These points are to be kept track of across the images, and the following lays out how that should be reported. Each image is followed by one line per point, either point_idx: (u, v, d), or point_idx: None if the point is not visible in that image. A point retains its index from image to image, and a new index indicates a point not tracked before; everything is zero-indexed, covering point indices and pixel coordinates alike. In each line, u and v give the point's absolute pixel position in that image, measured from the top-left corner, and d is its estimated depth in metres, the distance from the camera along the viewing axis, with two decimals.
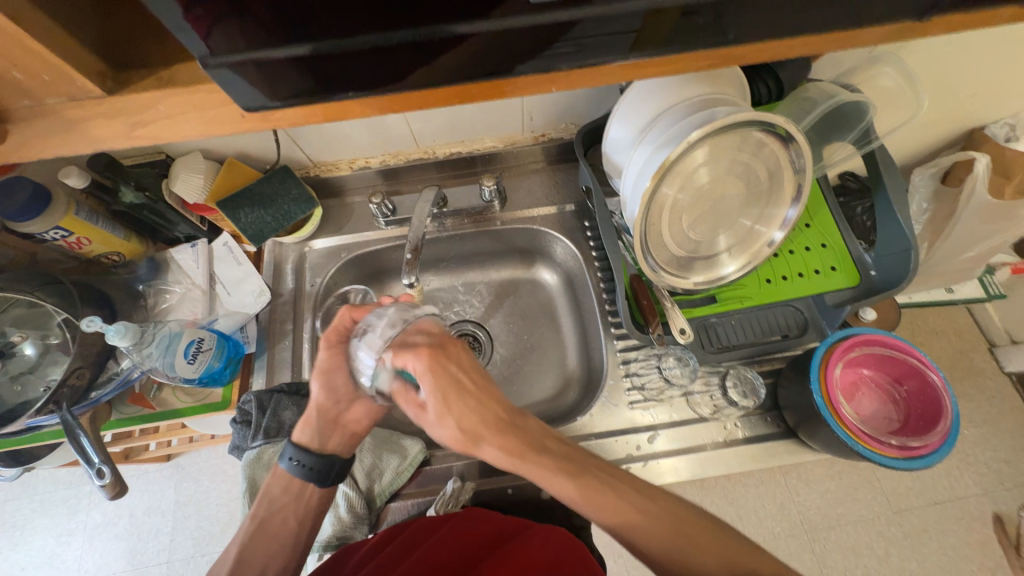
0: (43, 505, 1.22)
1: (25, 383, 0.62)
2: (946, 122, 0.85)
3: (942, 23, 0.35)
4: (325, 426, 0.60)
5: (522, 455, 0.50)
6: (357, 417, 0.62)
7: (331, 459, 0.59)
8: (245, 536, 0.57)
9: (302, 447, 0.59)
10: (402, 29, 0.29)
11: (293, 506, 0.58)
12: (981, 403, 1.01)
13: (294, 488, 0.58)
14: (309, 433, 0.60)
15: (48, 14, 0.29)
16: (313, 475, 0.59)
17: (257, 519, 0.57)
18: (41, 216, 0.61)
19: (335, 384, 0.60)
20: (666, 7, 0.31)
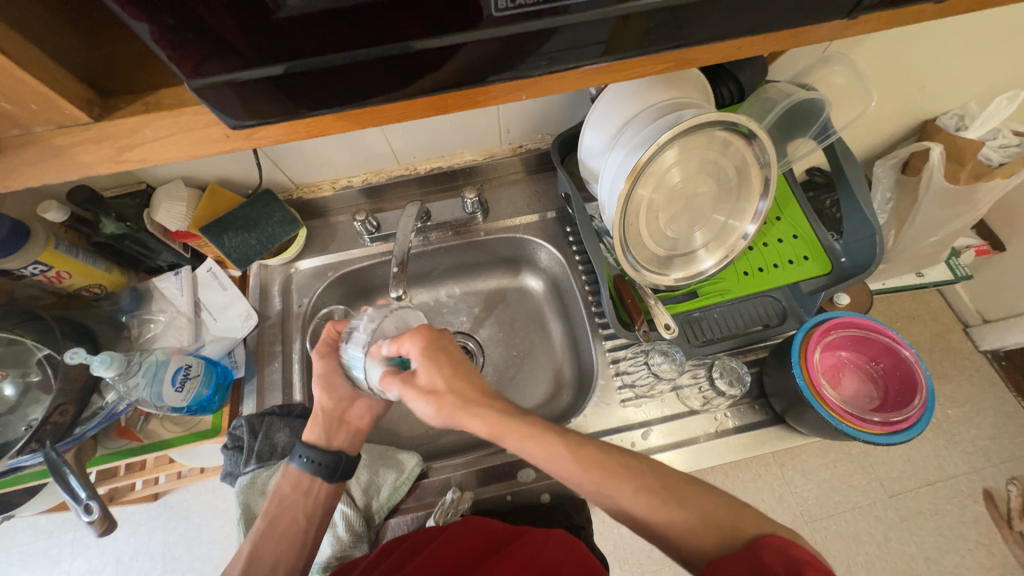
0: (22, 557, 1.16)
1: (4, 424, 0.60)
2: (901, 115, 0.90)
3: (878, 21, 0.38)
4: (331, 424, 0.61)
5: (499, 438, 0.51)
6: (360, 413, 0.63)
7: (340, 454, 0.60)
8: (256, 537, 0.57)
9: (311, 446, 0.59)
10: (373, 46, 0.31)
11: (301, 504, 0.58)
12: (961, 383, 1.05)
13: (304, 485, 0.59)
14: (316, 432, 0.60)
15: (34, 45, 0.29)
16: (324, 471, 0.59)
17: (268, 516, 0.57)
18: (20, 251, 0.61)
19: (336, 385, 0.62)
20: (636, 13, 0.33)
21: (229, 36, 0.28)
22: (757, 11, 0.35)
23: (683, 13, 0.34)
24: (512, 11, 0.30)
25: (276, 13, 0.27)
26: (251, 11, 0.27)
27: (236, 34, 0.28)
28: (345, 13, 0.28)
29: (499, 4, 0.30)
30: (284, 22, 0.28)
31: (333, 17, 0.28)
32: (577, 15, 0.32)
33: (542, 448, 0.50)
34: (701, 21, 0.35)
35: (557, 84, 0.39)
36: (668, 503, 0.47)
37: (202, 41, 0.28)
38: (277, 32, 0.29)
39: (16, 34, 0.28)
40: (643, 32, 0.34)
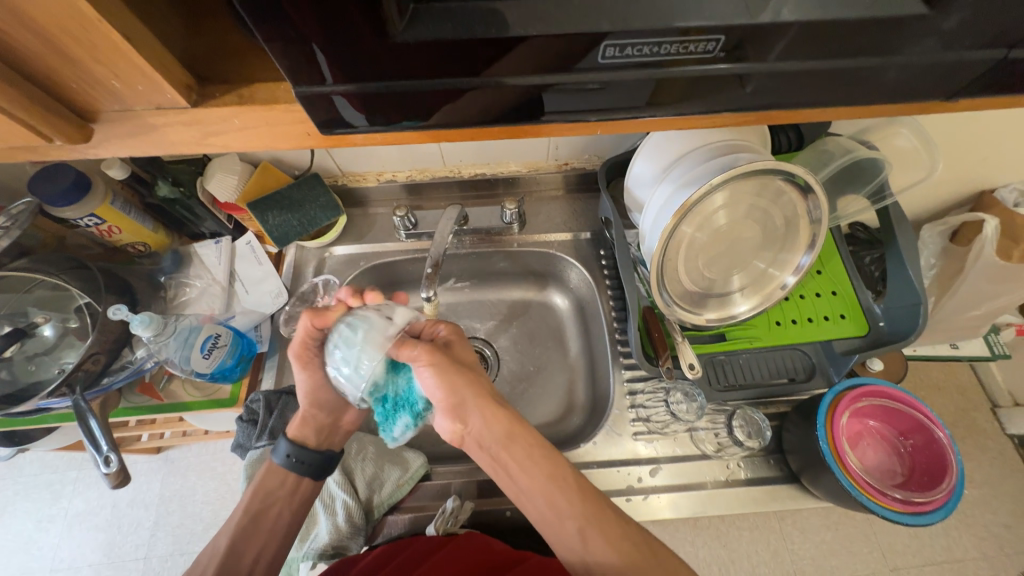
0: (27, 487, 1.21)
1: (39, 363, 0.63)
2: (959, 183, 0.87)
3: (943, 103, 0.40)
4: (323, 426, 0.62)
5: (501, 447, 0.51)
6: (352, 420, 0.64)
7: (326, 454, 0.62)
8: (234, 531, 0.57)
9: (300, 445, 0.60)
10: (478, 77, 0.33)
11: (288, 500, 0.60)
12: (984, 465, 1.00)
13: (290, 482, 0.60)
14: (306, 431, 0.61)
15: (151, 31, 0.31)
16: (309, 470, 0.60)
17: (251, 511, 0.57)
18: (78, 203, 0.63)
19: (325, 394, 0.61)
20: (692, 77, 0.35)
21: (307, 30, 0.28)
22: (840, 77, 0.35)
23: (753, 75, 0.35)
24: (618, 60, 0.33)
25: (395, 37, 0.30)
26: (371, 32, 0.29)
27: (324, 51, 0.30)
28: (443, 44, 0.30)
29: (606, 52, 0.32)
30: (396, 46, 0.30)
31: (431, 47, 0.30)
32: (640, 66, 0.33)
33: (539, 479, 0.49)
34: (774, 86, 0.36)
35: (627, 125, 0.41)
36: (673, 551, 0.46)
37: (286, 27, 0.28)
38: (355, 37, 0.29)
39: (140, 22, 0.29)
40: (715, 87, 0.36)
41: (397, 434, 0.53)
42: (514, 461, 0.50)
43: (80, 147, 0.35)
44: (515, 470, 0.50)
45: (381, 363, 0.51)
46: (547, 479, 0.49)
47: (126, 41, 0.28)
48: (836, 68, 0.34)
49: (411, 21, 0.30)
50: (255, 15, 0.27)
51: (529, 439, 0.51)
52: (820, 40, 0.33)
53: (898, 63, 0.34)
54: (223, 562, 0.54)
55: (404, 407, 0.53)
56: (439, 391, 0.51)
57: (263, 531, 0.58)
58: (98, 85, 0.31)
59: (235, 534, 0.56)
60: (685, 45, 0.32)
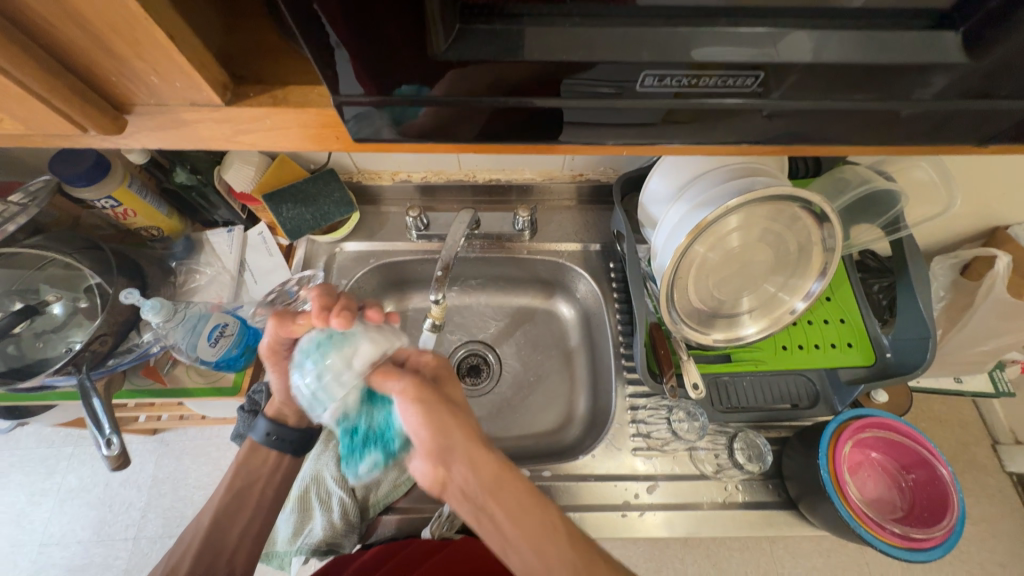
0: (22, 460, 1.21)
1: (47, 341, 0.64)
2: (974, 218, 0.87)
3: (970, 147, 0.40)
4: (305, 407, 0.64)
5: (488, 496, 0.48)
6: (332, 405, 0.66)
7: (307, 432, 0.64)
8: (217, 507, 0.58)
9: (279, 423, 0.62)
10: (514, 97, 0.34)
11: (270, 476, 0.61)
12: (981, 502, 0.99)
13: (273, 459, 0.62)
14: (285, 411, 0.63)
15: (194, 30, 0.31)
16: (289, 447, 0.62)
17: (234, 488, 0.59)
18: (96, 184, 0.64)
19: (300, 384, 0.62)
20: (722, 107, 0.35)
21: (352, 41, 0.29)
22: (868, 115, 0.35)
23: (782, 109, 0.35)
24: (654, 90, 0.33)
25: (437, 57, 0.30)
26: (414, 49, 0.30)
27: (361, 63, 0.30)
28: (482, 63, 0.31)
29: (645, 81, 0.33)
30: (437, 64, 0.31)
31: (470, 67, 0.31)
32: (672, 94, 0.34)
33: (528, 532, 0.47)
34: (804, 121, 0.36)
35: (650, 148, 0.41)
36: None
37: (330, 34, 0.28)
38: (398, 52, 0.30)
39: (184, 21, 0.30)
40: (744, 120, 0.36)
41: (363, 470, 0.53)
42: (503, 511, 0.48)
43: (112, 137, 0.36)
44: (504, 521, 0.48)
45: (353, 393, 0.53)
46: (537, 533, 0.46)
47: (169, 40, 0.29)
48: (866, 108, 0.35)
49: (455, 41, 0.30)
50: (301, 25, 0.28)
51: (517, 489, 0.49)
52: (854, 80, 0.33)
53: (929, 107, 0.34)
54: (208, 537, 0.56)
55: (376, 445, 0.53)
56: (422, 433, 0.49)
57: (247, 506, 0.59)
58: (137, 79, 0.32)
59: (219, 512, 0.58)
60: (721, 79, 0.33)
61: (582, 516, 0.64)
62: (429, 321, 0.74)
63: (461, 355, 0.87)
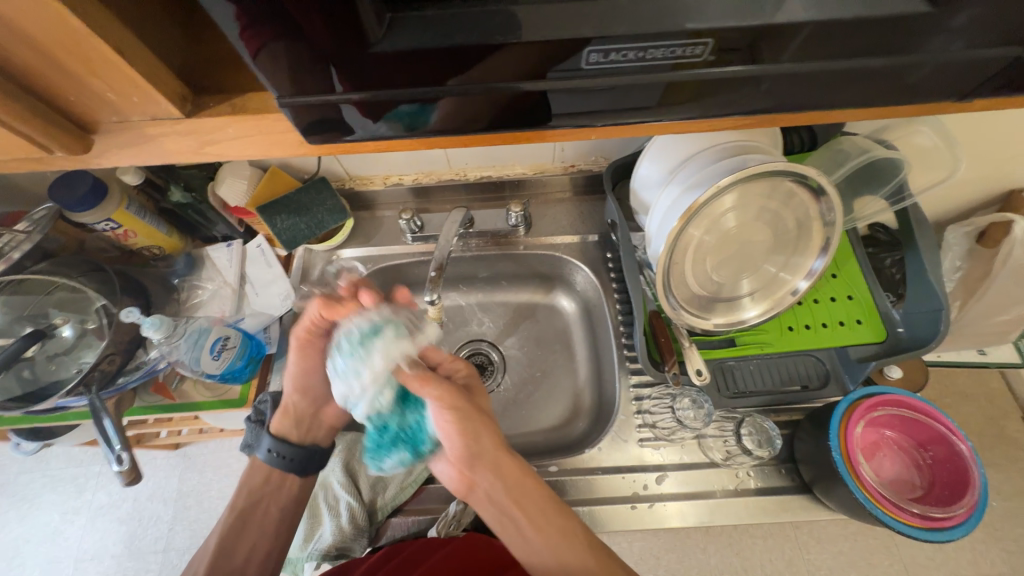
0: (53, 480, 1.25)
1: (59, 363, 0.65)
2: (986, 182, 0.83)
3: (958, 103, 0.38)
4: (305, 418, 0.62)
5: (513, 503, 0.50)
6: (334, 413, 0.65)
7: (310, 448, 0.62)
8: (223, 529, 0.58)
9: (280, 439, 0.61)
10: (463, 85, 0.33)
11: (274, 496, 0.61)
12: (1013, 476, 0.95)
13: (274, 478, 0.61)
14: (286, 425, 0.62)
15: (146, 44, 0.32)
16: (291, 465, 0.61)
17: (238, 508, 0.59)
18: (97, 207, 0.65)
19: (311, 384, 0.61)
20: (685, 80, 0.34)
21: (298, 40, 0.29)
22: (837, 77, 0.34)
23: (748, 77, 0.34)
24: (601, 66, 0.32)
25: (374, 47, 0.30)
26: (353, 44, 0.29)
27: (326, 62, 0.30)
28: (429, 52, 0.30)
29: (590, 57, 0.32)
30: (383, 54, 0.30)
31: (417, 56, 0.31)
32: (634, 75, 0.33)
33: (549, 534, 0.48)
34: (774, 88, 0.35)
35: (625, 129, 0.40)
36: None
37: (275, 30, 0.28)
38: (350, 49, 0.30)
39: (133, 35, 0.31)
40: (713, 91, 0.35)
41: (387, 465, 0.51)
42: (525, 520, 0.49)
43: (84, 157, 0.37)
44: (528, 526, 0.49)
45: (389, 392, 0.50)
46: (560, 533, 0.48)
47: (118, 55, 0.29)
48: (838, 70, 0.34)
49: (390, 28, 0.30)
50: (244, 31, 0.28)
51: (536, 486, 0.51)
52: (818, 42, 0.32)
53: (905, 63, 0.33)
54: (215, 559, 0.56)
55: (404, 444, 0.50)
56: (459, 449, 0.50)
57: (254, 525, 0.59)
58: (95, 96, 0.33)
59: (224, 533, 0.58)
60: (676, 48, 0.31)
61: (590, 510, 0.63)
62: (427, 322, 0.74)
63: (464, 354, 0.86)
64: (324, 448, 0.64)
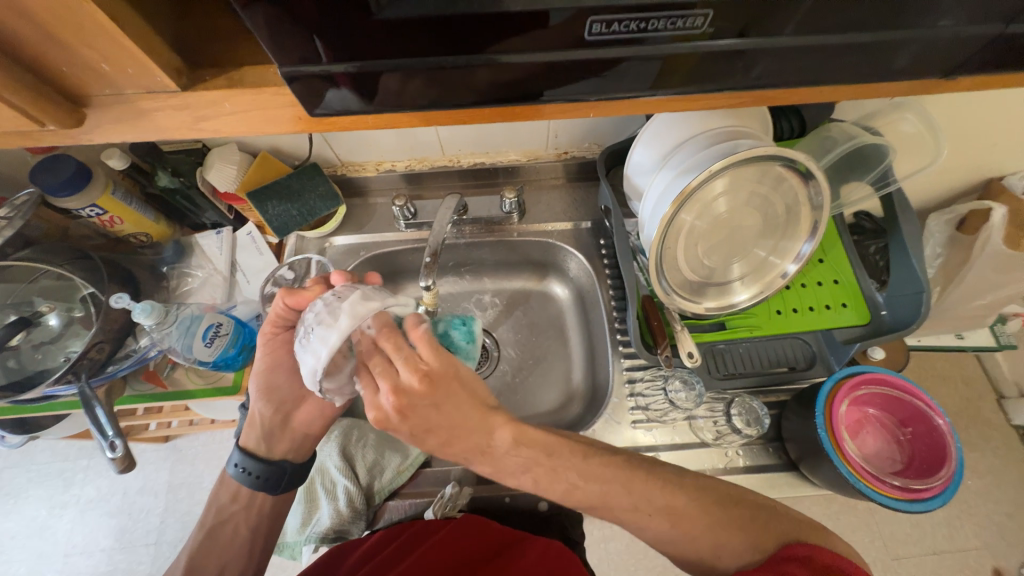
0: (39, 475, 1.23)
1: (45, 352, 0.64)
2: (967, 169, 0.85)
3: (944, 82, 0.39)
4: (271, 429, 0.58)
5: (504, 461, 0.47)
6: (308, 418, 0.60)
7: (276, 464, 0.59)
8: (194, 547, 0.60)
9: (249, 454, 0.58)
10: (466, 57, 0.33)
11: (242, 515, 0.60)
12: (987, 455, 0.99)
13: (242, 497, 0.60)
14: (252, 439, 0.58)
15: (141, 15, 0.32)
16: (261, 484, 0.59)
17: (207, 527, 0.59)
18: (81, 192, 0.63)
19: (277, 386, 0.57)
20: (683, 53, 0.34)
21: (299, 10, 0.29)
22: (825, 55, 0.35)
23: (745, 54, 0.35)
24: (604, 37, 0.33)
25: (378, 15, 0.30)
26: (356, 11, 0.29)
27: (316, 28, 0.30)
28: (430, 20, 0.30)
29: (593, 28, 0.32)
30: (384, 22, 0.30)
31: (417, 25, 0.30)
32: (631, 49, 0.34)
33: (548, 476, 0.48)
34: (770, 66, 0.36)
35: (621, 106, 0.41)
36: (661, 543, 0.48)
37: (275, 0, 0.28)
38: (348, 16, 0.29)
39: (129, 6, 0.30)
40: (710, 68, 0.36)
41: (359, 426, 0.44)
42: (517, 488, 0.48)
43: (74, 132, 0.36)
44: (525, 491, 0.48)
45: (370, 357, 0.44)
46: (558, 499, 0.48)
47: (113, 22, 0.29)
48: (831, 45, 0.34)
49: None
50: (241, 3, 0.28)
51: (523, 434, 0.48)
52: (811, 17, 0.33)
53: (895, 39, 0.34)
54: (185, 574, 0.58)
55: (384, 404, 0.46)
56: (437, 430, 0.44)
57: (224, 541, 0.59)
58: (89, 68, 0.32)
59: (192, 553, 0.59)
60: (677, 20, 0.32)
61: None
62: (422, 308, 0.74)
63: None
64: (296, 464, 0.60)
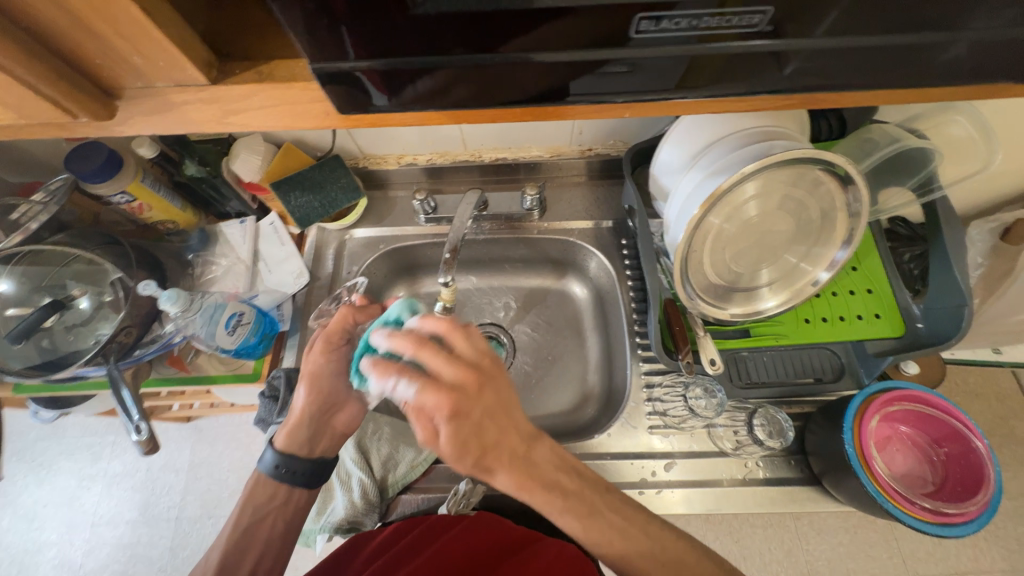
0: (70, 448, 1.29)
1: (77, 334, 0.66)
2: (1018, 175, 0.80)
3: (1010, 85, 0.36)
4: (316, 431, 0.60)
5: (532, 481, 0.44)
6: (346, 421, 0.62)
7: (316, 462, 0.61)
8: (227, 542, 0.57)
9: (287, 452, 0.59)
10: (500, 54, 0.32)
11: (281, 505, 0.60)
12: (1020, 475, 0.94)
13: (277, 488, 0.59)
14: (294, 442, 0.59)
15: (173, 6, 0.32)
16: (298, 478, 0.60)
17: (242, 525, 0.58)
18: (112, 179, 0.65)
19: (327, 388, 0.59)
20: (725, 52, 0.33)
21: (333, 6, 0.28)
22: (880, 56, 0.33)
23: (794, 56, 0.33)
24: (651, 35, 0.31)
25: (410, 10, 0.29)
26: (388, 7, 0.29)
27: (347, 23, 0.29)
28: (463, 16, 0.29)
29: (641, 25, 0.30)
30: (417, 18, 0.29)
31: (449, 22, 0.30)
32: (670, 47, 0.32)
33: (567, 512, 0.45)
34: (819, 66, 0.34)
35: (654, 107, 0.39)
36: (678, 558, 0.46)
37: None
38: (379, 12, 0.29)
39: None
40: (752, 68, 0.34)
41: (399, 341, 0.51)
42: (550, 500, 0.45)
43: (106, 124, 0.36)
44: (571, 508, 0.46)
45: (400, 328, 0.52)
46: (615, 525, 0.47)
47: (146, 15, 0.29)
48: (889, 45, 0.32)
49: None
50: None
51: (558, 453, 0.47)
52: (867, 17, 0.30)
53: (960, 40, 0.31)
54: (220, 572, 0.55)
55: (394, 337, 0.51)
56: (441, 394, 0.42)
57: (255, 529, 0.58)
58: (121, 60, 0.32)
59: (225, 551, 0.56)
60: (728, 17, 0.30)
61: None
62: (440, 304, 0.74)
63: None
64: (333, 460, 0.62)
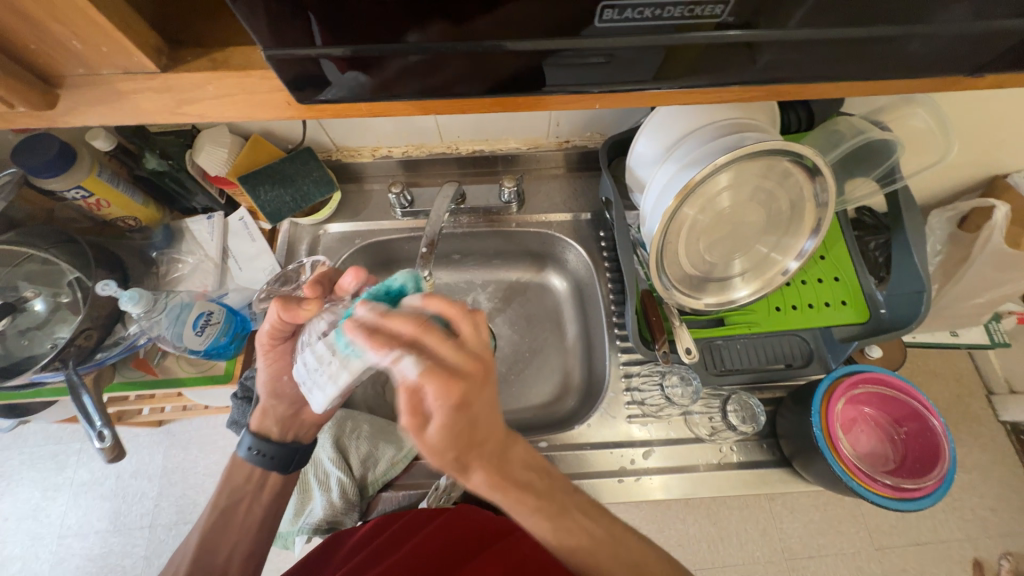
0: (32, 457, 1.23)
1: (32, 338, 0.62)
2: (973, 166, 0.84)
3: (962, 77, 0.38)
4: (286, 419, 0.59)
5: (506, 484, 0.40)
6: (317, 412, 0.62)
7: (292, 447, 0.60)
8: (203, 530, 0.56)
9: (261, 438, 0.58)
10: (465, 41, 0.31)
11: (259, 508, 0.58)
12: (974, 449, 1.00)
13: (252, 486, 0.58)
14: (266, 425, 0.59)
15: None
16: (274, 464, 0.59)
17: (221, 529, 0.56)
18: (65, 174, 0.61)
19: (284, 389, 0.58)
20: (692, 43, 0.33)
21: None
22: (839, 49, 0.33)
23: (759, 47, 0.33)
24: (615, 24, 0.31)
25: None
26: None
27: (309, 5, 0.28)
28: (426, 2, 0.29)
29: (604, 15, 0.30)
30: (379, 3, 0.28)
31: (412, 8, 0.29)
32: (634, 38, 0.32)
33: (538, 518, 0.42)
34: (781, 58, 0.34)
35: (625, 99, 0.39)
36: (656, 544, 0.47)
37: None
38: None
39: None
40: (716, 59, 0.34)
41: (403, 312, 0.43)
42: (522, 503, 0.41)
43: (49, 115, 0.34)
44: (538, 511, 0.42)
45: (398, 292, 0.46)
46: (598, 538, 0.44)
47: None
48: (849, 38, 0.33)
49: None
50: None
51: (531, 451, 0.43)
52: (825, 9, 0.31)
53: (916, 32, 0.32)
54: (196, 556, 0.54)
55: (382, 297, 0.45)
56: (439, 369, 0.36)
57: (230, 531, 0.57)
58: (60, 46, 0.30)
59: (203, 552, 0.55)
60: (691, 8, 0.30)
61: (580, 483, 0.64)
62: None
63: None
64: (307, 445, 0.62)
